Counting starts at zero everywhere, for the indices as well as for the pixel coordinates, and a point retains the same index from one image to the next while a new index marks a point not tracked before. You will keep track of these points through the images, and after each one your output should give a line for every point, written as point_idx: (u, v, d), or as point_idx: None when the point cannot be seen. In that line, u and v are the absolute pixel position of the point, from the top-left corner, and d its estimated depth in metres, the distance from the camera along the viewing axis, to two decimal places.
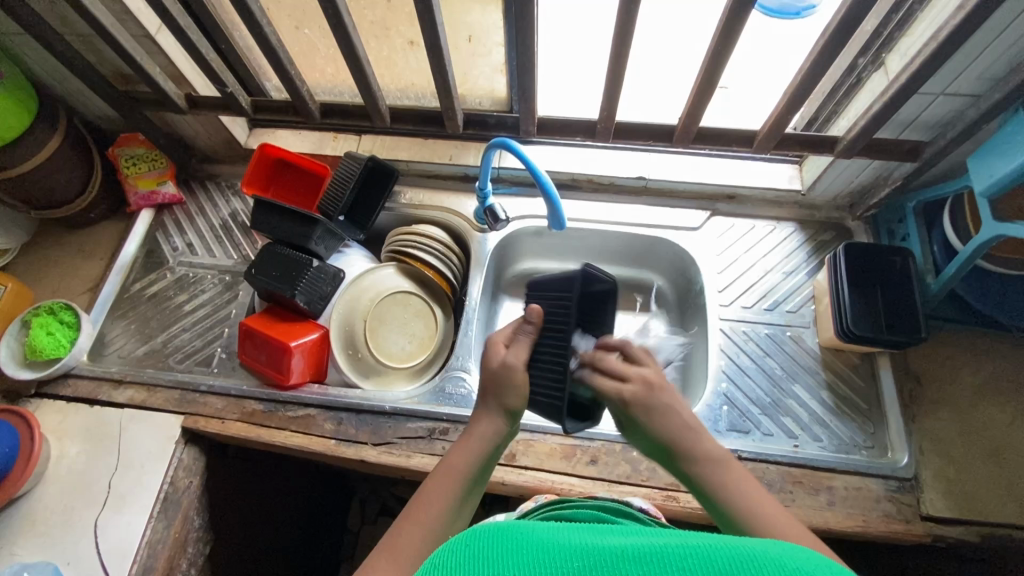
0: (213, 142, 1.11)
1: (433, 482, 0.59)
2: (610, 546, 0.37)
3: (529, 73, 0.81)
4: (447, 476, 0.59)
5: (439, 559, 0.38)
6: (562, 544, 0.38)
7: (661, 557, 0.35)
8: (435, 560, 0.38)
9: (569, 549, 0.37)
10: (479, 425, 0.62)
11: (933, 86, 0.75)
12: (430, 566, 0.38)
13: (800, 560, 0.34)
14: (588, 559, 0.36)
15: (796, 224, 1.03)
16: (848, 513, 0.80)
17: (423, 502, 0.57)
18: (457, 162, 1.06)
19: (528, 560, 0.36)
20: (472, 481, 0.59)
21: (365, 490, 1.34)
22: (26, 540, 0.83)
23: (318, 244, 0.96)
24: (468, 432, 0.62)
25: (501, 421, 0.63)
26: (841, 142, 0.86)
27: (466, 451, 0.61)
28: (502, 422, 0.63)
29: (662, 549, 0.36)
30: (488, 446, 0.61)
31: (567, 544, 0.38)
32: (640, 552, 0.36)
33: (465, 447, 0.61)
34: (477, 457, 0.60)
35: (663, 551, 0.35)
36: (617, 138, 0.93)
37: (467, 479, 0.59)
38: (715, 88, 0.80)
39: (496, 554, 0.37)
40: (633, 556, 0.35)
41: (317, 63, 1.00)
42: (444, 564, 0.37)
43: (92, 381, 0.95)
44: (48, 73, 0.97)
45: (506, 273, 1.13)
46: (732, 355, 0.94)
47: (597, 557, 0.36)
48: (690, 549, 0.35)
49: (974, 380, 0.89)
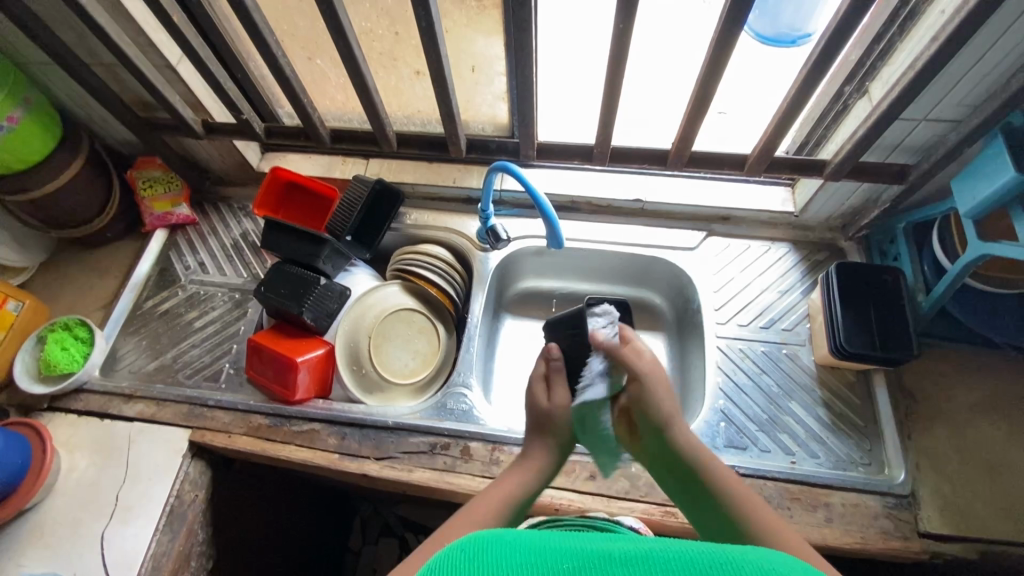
0: (227, 166, 1.16)
1: (488, 494, 0.64)
2: (598, 549, 0.39)
3: (529, 101, 0.85)
4: (502, 492, 0.64)
5: (434, 562, 0.39)
6: (552, 548, 0.40)
7: (646, 559, 0.37)
8: (430, 563, 0.39)
9: (559, 552, 0.39)
10: (536, 458, 0.69)
11: (915, 112, 0.79)
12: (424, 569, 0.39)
13: (774, 561, 0.36)
14: (578, 561, 0.38)
15: (790, 244, 1.06)
16: (846, 530, 0.81)
17: (476, 510, 0.62)
18: (460, 184, 1.11)
19: (521, 562, 0.38)
20: (519, 505, 0.65)
21: (368, 510, 1.33)
22: (34, 551, 0.84)
23: (326, 263, 1.00)
24: (522, 461, 0.69)
25: (553, 457, 0.70)
26: (829, 165, 0.89)
27: (520, 475, 0.67)
28: (555, 456, 0.70)
29: (648, 552, 0.38)
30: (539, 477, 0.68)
31: (558, 548, 0.39)
32: (627, 556, 0.38)
33: (520, 474, 0.67)
34: (531, 485, 0.67)
35: (647, 554, 0.37)
36: (614, 162, 0.97)
37: (517, 500, 0.64)
38: (705, 114, 0.84)
39: (490, 556, 0.39)
40: (620, 558, 0.38)
41: (328, 91, 1.05)
42: (441, 564, 0.39)
43: (103, 396, 0.98)
44: (74, 101, 1.02)
45: (507, 292, 1.16)
46: (729, 372, 0.96)
47: (585, 560, 0.38)
48: (673, 552, 0.37)
49: (969, 398, 0.90)
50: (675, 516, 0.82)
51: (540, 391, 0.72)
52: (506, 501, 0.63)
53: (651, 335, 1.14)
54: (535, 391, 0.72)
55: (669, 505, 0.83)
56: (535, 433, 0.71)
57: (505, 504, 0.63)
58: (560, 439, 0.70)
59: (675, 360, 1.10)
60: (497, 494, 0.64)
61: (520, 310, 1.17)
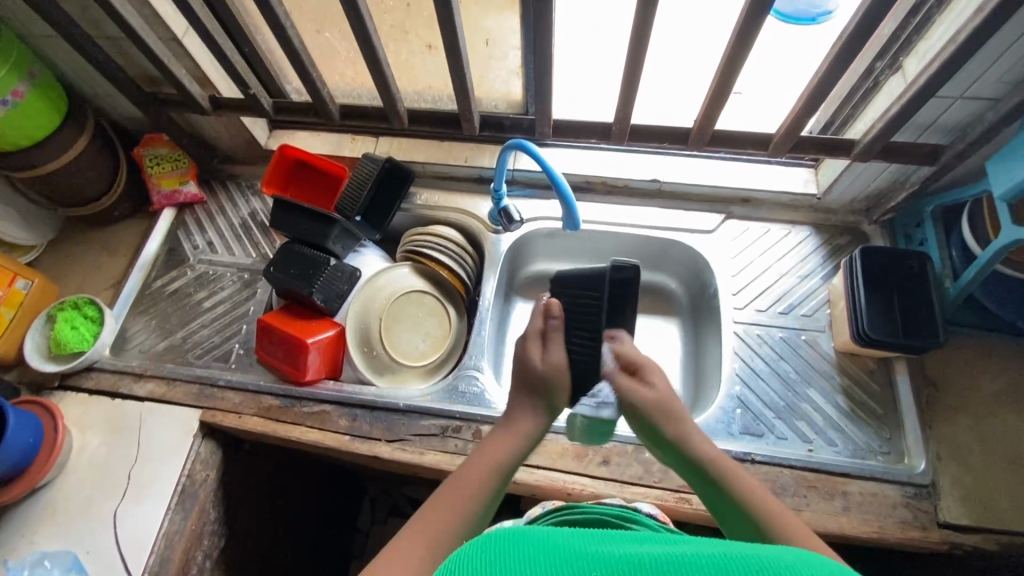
0: (234, 143, 1.14)
1: (472, 463, 0.62)
2: (626, 555, 0.37)
3: (546, 77, 0.82)
4: (487, 461, 0.62)
5: (456, 565, 0.38)
6: (578, 552, 0.38)
7: (678, 564, 0.35)
8: (453, 565, 0.38)
9: (587, 557, 0.37)
10: (522, 423, 0.66)
11: (952, 89, 0.75)
12: (447, 570, 0.38)
13: (813, 566, 0.34)
14: (606, 567, 0.36)
15: (811, 228, 1.03)
16: (864, 519, 0.79)
17: (459, 482, 0.59)
18: (472, 163, 1.08)
19: (546, 566, 0.37)
20: (506, 473, 0.62)
21: (376, 490, 1.36)
22: (47, 529, 0.85)
23: (336, 244, 0.98)
24: (507, 426, 0.66)
25: (542, 417, 0.68)
26: (857, 145, 0.86)
27: (505, 443, 0.64)
28: (543, 420, 0.68)
29: (678, 557, 0.36)
30: (526, 444, 0.65)
31: (585, 552, 0.38)
32: (657, 561, 0.36)
33: (506, 439, 0.65)
34: (518, 450, 0.64)
35: (679, 559, 0.36)
36: (632, 140, 0.94)
37: (504, 468, 0.62)
38: (730, 93, 0.80)
39: (516, 559, 0.37)
40: (650, 563, 0.36)
41: (337, 66, 1.03)
42: (464, 566, 0.38)
43: (114, 374, 0.97)
44: (79, 74, 1.00)
45: (519, 275, 1.14)
46: (746, 358, 0.94)
47: (614, 566, 0.36)
48: (705, 558, 0.35)
49: (994, 387, 0.88)
50: (690, 503, 0.81)
51: (534, 347, 0.69)
52: (490, 469, 0.61)
53: (665, 319, 1.12)
54: (529, 347, 0.69)
55: (684, 492, 0.82)
56: (523, 393, 0.68)
57: (491, 473, 0.61)
58: (548, 401, 0.68)
59: (689, 345, 1.08)
60: (482, 464, 0.61)
61: (532, 293, 1.15)
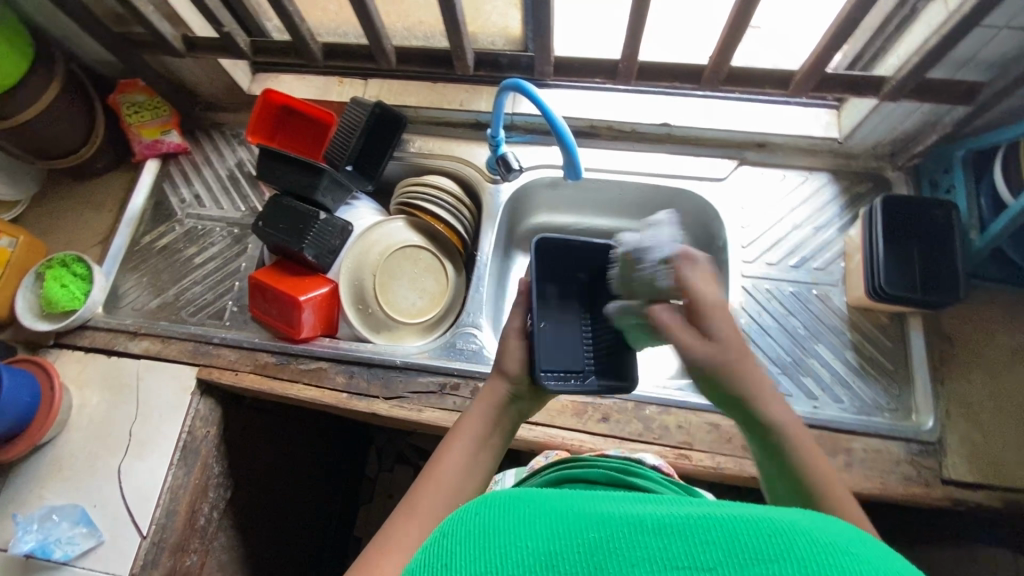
0: (215, 88, 1.07)
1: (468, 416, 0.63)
2: (628, 513, 0.35)
3: (546, 11, 0.74)
4: (484, 415, 0.63)
5: (451, 527, 0.36)
6: (577, 512, 0.35)
7: (680, 527, 0.32)
8: (446, 527, 0.37)
9: (584, 518, 0.34)
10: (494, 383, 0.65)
11: (997, 19, 0.67)
12: (440, 533, 0.36)
13: (832, 533, 0.31)
14: (605, 530, 0.33)
15: (829, 174, 0.96)
16: (866, 474, 0.78)
17: (456, 438, 0.61)
18: (468, 107, 1.01)
19: (540, 529, 0.34)
20: (489, 430, 0.62)
21: (382, 440, 1.37)
22: (54, 484, 0.86)
23: (325, 196, 0.93)
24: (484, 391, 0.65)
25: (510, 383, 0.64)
26: (888, 82, 0.78)
27: (480, 408, 0.63)
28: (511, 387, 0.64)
29: (684, 519, 0.33)
30: (499, 406, 0.64)
31: (584, 512, 0.35)
32: (659, 522, 0.33)
33: (481, 403, 0.64)
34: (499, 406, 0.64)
35: (684, 520, 0.33)
36: (640, 79, 0.87)
37: (486, 428, 0.62)
38: (748, 28, 0.73)
39: (508, 524, 0.35)
40: (652, 526, 0.33)
41: (320, 0, 0.95)
42: (456, 530, 0.36)
43: (107, 332, 0.96)
44: (42, 13, 0.92)
45: (519, 229, 1.09)
46: (754, 313, 0.90)
47: (611, 527, 0.33)
48: (713, 521, 0.32)
49: (1010, 343, 0.85)
50: (690, 459, 0.81)
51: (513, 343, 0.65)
52: (485, 420, 0.62)
53: None
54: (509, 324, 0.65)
55: (683, 449, 0.81)
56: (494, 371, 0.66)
57: (479, 436, 0.61)
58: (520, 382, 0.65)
59: None
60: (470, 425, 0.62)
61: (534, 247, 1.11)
